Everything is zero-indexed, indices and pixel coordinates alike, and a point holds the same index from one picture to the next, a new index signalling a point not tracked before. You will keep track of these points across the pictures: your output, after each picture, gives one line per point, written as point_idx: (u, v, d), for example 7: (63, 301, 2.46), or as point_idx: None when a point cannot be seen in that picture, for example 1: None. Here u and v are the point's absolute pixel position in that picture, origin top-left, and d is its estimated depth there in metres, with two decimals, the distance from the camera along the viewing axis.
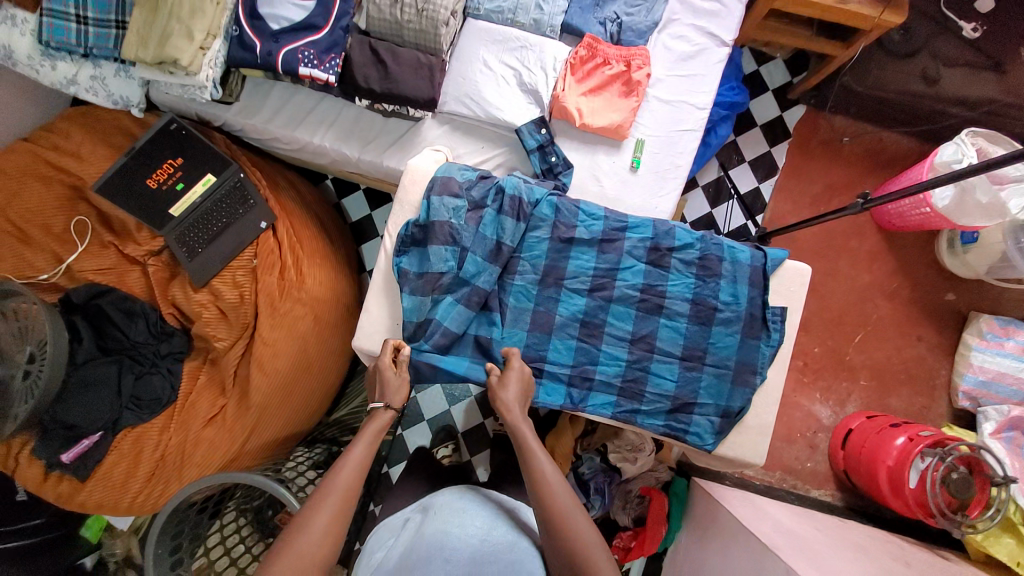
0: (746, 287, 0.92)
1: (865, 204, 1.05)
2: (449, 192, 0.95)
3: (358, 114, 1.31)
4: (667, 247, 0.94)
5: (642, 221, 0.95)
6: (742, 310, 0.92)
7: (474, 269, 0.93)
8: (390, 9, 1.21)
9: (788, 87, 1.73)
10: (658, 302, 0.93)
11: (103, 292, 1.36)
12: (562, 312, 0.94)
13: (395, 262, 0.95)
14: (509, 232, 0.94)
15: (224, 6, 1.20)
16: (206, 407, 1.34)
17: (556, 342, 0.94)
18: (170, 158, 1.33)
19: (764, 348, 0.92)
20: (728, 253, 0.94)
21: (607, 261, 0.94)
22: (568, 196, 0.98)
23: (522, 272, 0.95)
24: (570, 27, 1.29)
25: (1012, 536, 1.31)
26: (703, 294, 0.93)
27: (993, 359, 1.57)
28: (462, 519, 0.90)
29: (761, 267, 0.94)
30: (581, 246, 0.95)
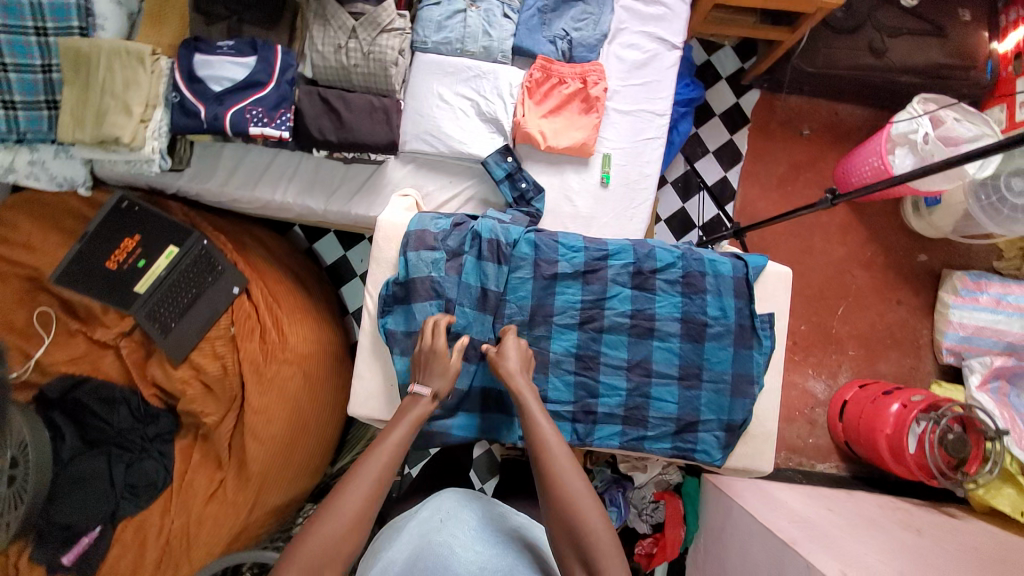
0: (732, 299, 0.93)
1: (835, 197, 1.06)
2: (425, 245, 0.93)
3: (318, 164, 1.27)
4: (650, 270, 0.94)
5: (622, 247, 0.94)
6: (731, 321, 0.93)
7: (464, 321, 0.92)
8: (335, 56, 1.17)
9: (741, 73, 1.75)
10: (648, 326, 0.93)
11: (77, 382, 1.31)
12: (555, 350, 0.93)
13: (381, 324, 0.93)
14: (493, 277, 0.93)
15: (159, 73, 1.15)
16: (204, 484, 1.29)
17: (554, 380, 0.93)
18: (127, 236, 1.28)
19: (756, 356, 0.93)
20: (710, 267, 0.94)
21: (593, 292, 0.93)
22: (544, 231, 0.97)
23: (510, 313, 0.93)
24: (522, 49, 1.27)
25: (1012, 486, 1.37)
26: (691, 311, 0.93)
27: (971, 314, 1.62)
28: (465, 540, 0.83)
29: (744, 276, 0.94)
30: (566, 280, 0.94)
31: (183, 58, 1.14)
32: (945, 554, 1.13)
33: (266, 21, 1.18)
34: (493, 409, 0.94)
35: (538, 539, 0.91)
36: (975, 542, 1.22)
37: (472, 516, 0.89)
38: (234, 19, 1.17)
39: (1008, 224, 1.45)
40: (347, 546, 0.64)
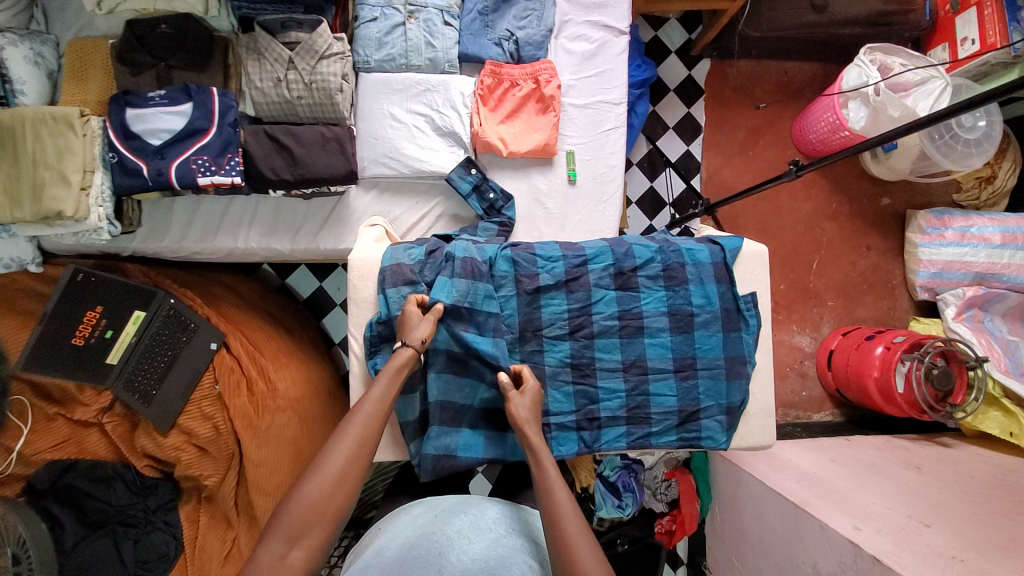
0: (714, 285, 0.95)
1: (800, 169, 1.07)
2: (401, 278, 0.91)
3: (277, 203, 1.23)
4: (630, 268, 0.95)
5: (601, 249, 0.95)
6: (717, 307, 0.94)
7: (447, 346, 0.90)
8: (275, 90, 1.12)
9: (689, 44, 1.75)
10: (637, 324, 0.94)
11: (69, 466, 1.25)
12: (550, 362, 0.93)
13: (371, 365, 0.91)
14: (470, 295, 0.90)
15: (93, 134, 1.08)
16: (217, 546, 1.26)
17: (554, 393, 0.93)
18: (89, 309, 1.21)
19: (745, 336, 0.94)
20: (689, 256, 0.95)
21: (579, 299, 0.94)
22: (521, 244, 0.97)
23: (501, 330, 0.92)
24: (468, 56, 1.24)
25: (997, 409, 1.43)
26: (677, 303, 0.94)
27: (939, 250, 1.67)
28: (461, 533, 0.86)
29: (723, 260, 0.96)
30: (549, 292, 0.94)
31: (115, 115, 1.08)
32: (947, 488, 1.17)
33: (197, 63, 1.11)
34: (495, 425, 0.95)
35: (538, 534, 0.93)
36: (971, 470, 1.27)
37: (474, 512, 0.93)
38: (161, 66, 1.10)
39: (962, 160, 1.53)
40: (338, 494, 0.70)
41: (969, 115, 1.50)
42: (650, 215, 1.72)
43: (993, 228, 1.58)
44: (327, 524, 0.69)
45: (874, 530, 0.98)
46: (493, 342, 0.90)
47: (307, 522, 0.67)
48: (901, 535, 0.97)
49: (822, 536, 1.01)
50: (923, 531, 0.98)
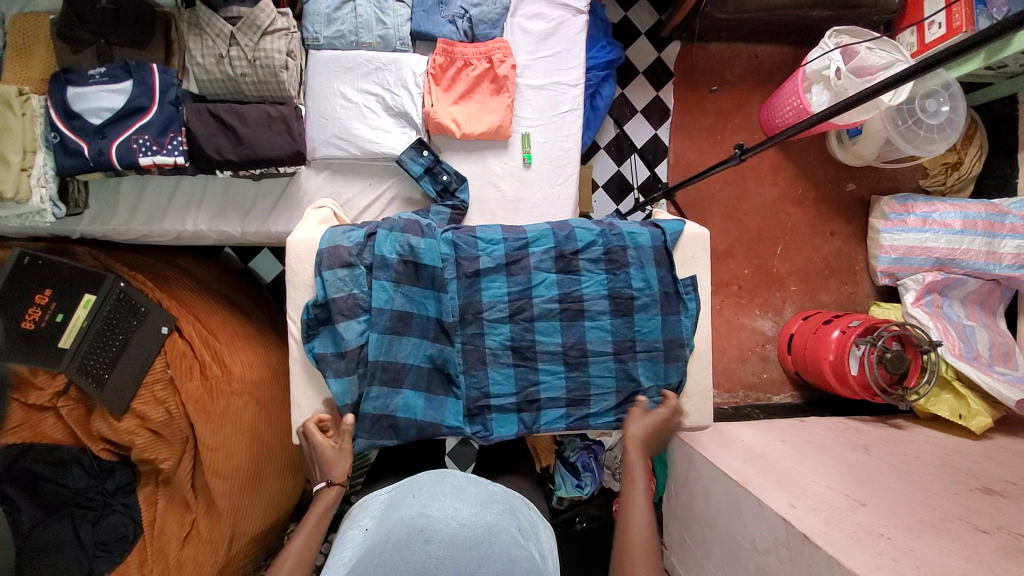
0: (654, 268, 0.96)
1: (743, 152, 1.05)
2: (339, 259, 0.91)
3: (226, 184, 1.21)
4: (571, 252, 0.96)
5: (541, 233, 0.96)
6: (655, 291, 0.96)
7: (383, 317, 0.91)
8: (218, 68, 1.10)
9: (659, 25, 1.72)
10: (578, 306, 0.95)
11: (23, 450, 1.22)
12: (489, 342, 0.94)
13: (309, 349, 0.91)
14: (411, 254, 0.93)
15: (32, 114, 1.04)
16: (175, 528, 1.27)
17: (495, 374, 0.94)
18: (38, 292, 1.19)
19: (684, 319, 0.97)
20: (630, 240, 0.97)
21: (520, 282, 0.94)
22: (463, 227, 0.97)
23: (447, 297, 0.93)
24: (421, 34, 1.22)
25: (949, 391, 1.45)
26: (618, 286, 0.96)
27: (901, 236, 1.68)
28: (443, 505, 0.83)
29: (663, 245, 0.98)
30: (490, 275, 0.94)
31: (56, 94, 1.04)
32: (889, 468, 1.20)
33: (137, 40, 1.08)
34: (436, 391, 0.94)
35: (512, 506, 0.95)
36: (917, 451, 1.30)
37: (451, 486, 0.90)
38: (101, 43, 1.06)
39: (926, 145, 1.52)
40: None
41: (933, 100, 1.50)
42: (616, 199, 1.72)
43: (954, 214, 1.58)
44: None
45: (809, 508, 1.00)
46: (439, 299, 0.93)
47: None
48: (834, 513, 0.99)
49: (760, 513, 1.04)
50: (857, 509, 1.00)
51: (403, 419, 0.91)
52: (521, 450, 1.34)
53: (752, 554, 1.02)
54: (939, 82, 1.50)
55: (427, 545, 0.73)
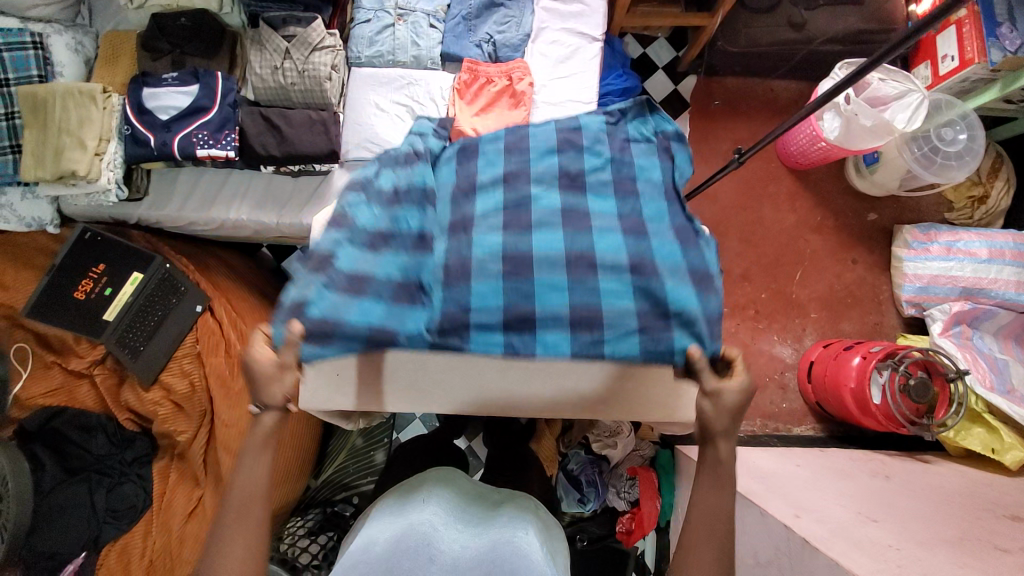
0: (665, 202, 0.91)
1: (739, 158, 1.17)
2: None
3: (268, 179, 1.35)
4: (577, 173, 0.93)
5: (547, 156, 0.93)
6: (671, 223, 0.90)
7: (356, 219, 0.86)
8: (273, 77, 1.26)
9: (676, 61, 1.82)
10: (582, 223, 0.90)
11: (57, 412, 1.33)
12: (478, 250, 0.88)
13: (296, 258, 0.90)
14: (405, 176, 0.90)
15: (112, 109, 1.21)
16: (183, 503, 1.31)
17: (480, 288, 0.87)
18: (92, 266, 1.32)
19: (705, 251, 0.89)
20: (640, 173, 0.93)
21: (518, 194, 0.91)
22: (465, 154, 0.95)
23: (432, 208, 0.90)
24: (450, 55, 1.36)
25: (981, 426, 1.36)
26: (627, 212, 0.91)
27: (924, 265, 1.64)
28: (448, 525, 0.89)
29: (674, 183, 0.93)
30: (487, 190, 0.92)
31: (133, 93, 1.21)
32: (910, 494, 1.12)
33: (207, 52, 1.26)
34: (402, 300, 0.87)
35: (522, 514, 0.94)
36: (942, 481, 1.22)
37: (457, 503, 0.95)
38: (177, 53, 1.24)
39: (944, 172, 1.52)
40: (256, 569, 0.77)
41: (949, 129, 1.52)
42: None
43: (979, 242, 1.55)
44: None
45: (814, 519, 0.95)
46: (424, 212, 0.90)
47: None
48: (841, 525, 0.93)
49: (762, 523, 0.99)
50: (867, 524, 0.94)
51: (353, 324, 0.83)
52: (523, 450, 1.33)
53: (751, 568, 0.96)
54: (955, 113, 1.53)
55: (429, 563, 0.78)
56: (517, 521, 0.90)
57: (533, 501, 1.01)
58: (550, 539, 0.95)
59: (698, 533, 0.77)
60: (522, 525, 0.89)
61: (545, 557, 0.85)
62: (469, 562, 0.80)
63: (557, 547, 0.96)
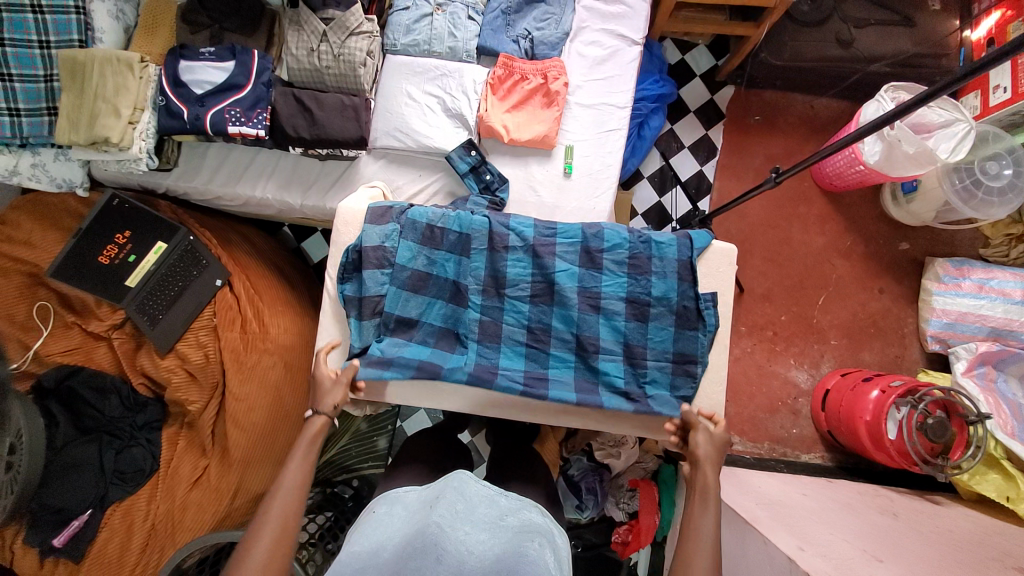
0: (675, 280, 1.02)
1: (777, 176, 1.13)
2: (381, 218, 1.05)
3: (295, 160, 1.35)
4: (596, 249, 1.04)
5: (571, 228, 1.05)
6: (674, 302, 1.02)
7: (404, 273, 1.03)
8: (308, 59, 1.25)
9: (715, 69, 1.78)
10: (595, 302, 1.03)
11: (73, 371, 1.36)
12: (508, 313, 1.04)
13: (340, 289, 1.04)
14: (441, 216, 1.06)
15: (148, 78, 1.22)
16: (189, 470, 1.34)
17: (507, 350, 1.04)
18: (119, 232, 1.34)
19: (701, 336, 1.02)
20: (656, 250, 1.03)
21: (544, 265, 1.03)
22: (500, 213, 1.08)
23: (466, 263, 1.04)
24: (485, 49, 1.34)
25: (997, 471, 1.32)
26: (636, 291, 1.03)
27: (954, 300, 1.60)
28: (457, 520, 0.87)
29: (688, 258, 1.03)
30: (517, 253, 1.04)
31: (169, 65, 1.22)
32: (918, 536, 1.09)
33: (244, 29, 1.25)
34: (444, 349, 1.05)
35: (532, 520, 0.92)
36: (952, 526, 1.18)
37: (465, 499, 0.92)
38: (215, 27, 1.24)
39: (984, 208, 1.47)
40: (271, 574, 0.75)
41: (994, 163, 1.45)
42: (654, 227, 1.73)
43: (1014, 283, 1.52)
44: None
45: (818, 554, 0.92)
46: (457, 263, 1.05)
47: None
48: (846, 562, 0.90)
49: (764, 551, 0.96)
50: (873, 563, 0.91)
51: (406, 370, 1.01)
52: (527, 452, 1.32)
53: None
54: (1002, 146, 1.46)
55: (438, 564, 0.78)
56: (526, 530, 0.88)
57: (542, 507, 0.97)
58: (560, 541, 0.93)
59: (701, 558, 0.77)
60: (530, 532, 0.88)
61: (557, 565, 0.84)
62: (474, 567, 0.79)
63: (566, 548, 0.94)
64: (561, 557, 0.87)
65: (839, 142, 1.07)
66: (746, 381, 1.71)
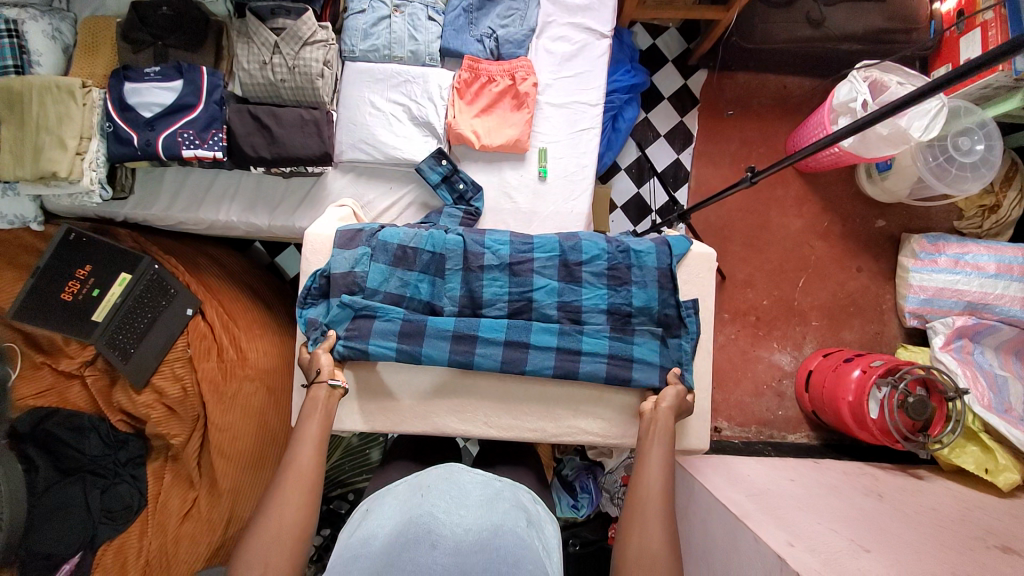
0: (656, 289, 1.03)
1: (753, 177, 1.12)
2: (351, 241, 1.03)
3: (258, 179, 1.29)
4: (575, 262, 1.03)
5: (548, 242, 1.04)
6: (655, 311, 1.03)
7: (374, 295, 1.01)
8: (261, 73, 1.19)
9: (687, 53, 1.74)
10: (576, 315, 1.03)
11: (49, 413, 1.31)
12: (484, 332, 1.00)
13: (303, 314, 1.03)
14: (413, 236, 1.04)
15: (92, 105, 1.15)
16: (178, 503, 1.32)
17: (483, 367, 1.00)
18: (78, 267, 1.28)
19: (684, 343, 1.04)
20: (636, 259, 1.04)
21: (522, 283, 1.02)
22: (474, 230, 1.06)
23: (441, 284, 1.03)
24: (450, 50, 1.29)
25: (975, 444, 1.36)
26: (618, 302, 1.03)
27: (930, 276, 1.62)
28: (450, 506, 0.83)
29: (668, 266, 1.04)
30: (492, 271, 1.03)
31: (114, 88, 1.14)
32: (902, 518, 1.12)
33: (191, 45, 1.19)
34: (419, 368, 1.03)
35: (522, 504, 0.91)
36: (934, 502, 1.22)
37: (459, 485, 0.90)
38: (159, 45, 1.17)
39: (958, 183, 1.47)
40: (294, 521, 0.78)
41: (966, 138, 1.46)
42: (634, 220, 1.72)
43: (988, 256, 1.53)
44: (289, 556, 0.76)
45: (807, 549, 0.93)
46: (432, 283, 1.03)
47: (268, 558, 0.75)
48: (834, 556, 0.91)
49: (755, 548, 0.97)
50: (860, 554, 0.93)
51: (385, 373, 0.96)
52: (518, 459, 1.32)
53: None
54: (973, 122, 1.47)
55: (433, 550, 0.74)
56: (517, 511, 0.87)
57: (543, 504, 0.98)
58: (550, 531, 0.92)
59: (654, 511, 0.82)
60: (521, 515, 0.86)
61: (547, 551, 0.83)
62: (470, 547, 0.75)
63: (555, 537, 0.93)
64: (550, 546, 0.86)
65: (820, 143, 1.04)
66: (731, 367, 1.73)
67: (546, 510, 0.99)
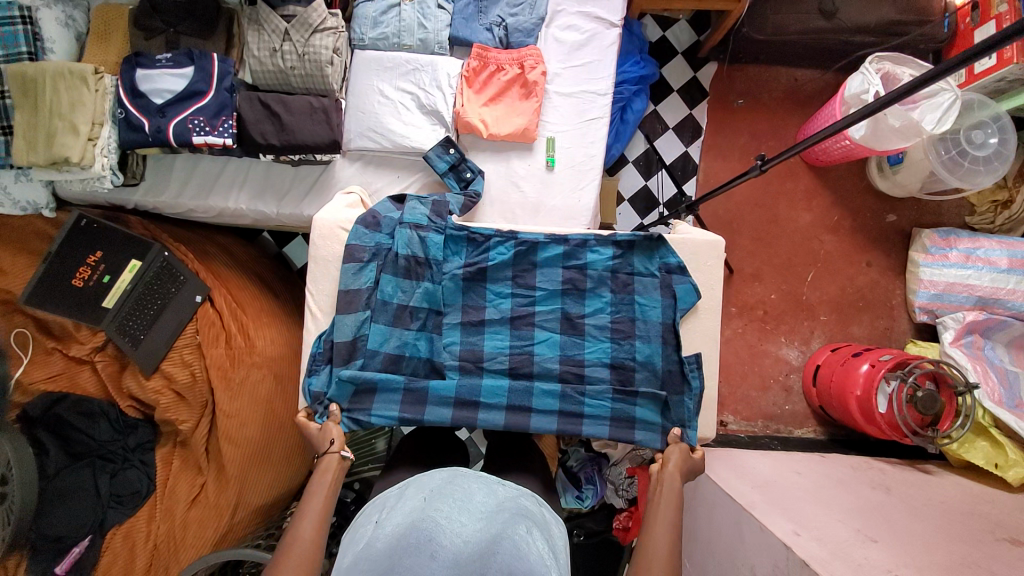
0: (660, 344, 1.05)
1: (763, 165, 1.11)
2: (350, 305, 1.05)
3: (268, 167, 1.30)
4: (577, 317, 1.07)
5: (549, 297, 1.08)
6: (658, 367, 1.04)
7: (376, 359, 1.04)
8: (271, 60, 1.19)
9: (697, 46, 1.73)
10: (578, 370, 1.05)
11: (60, 398, 1.34)
12: (486, 395, 1.03)
13: (308, 384, 1.04)
14: (411, 290, 1.08)
15: (104, 91, 1.16)
16: (186, 489, 1.33)
17: (488, 383, 1.04)
18: (90, 253, 1.29)
19: (687, 400, 1.04)
20: (640, 312, 1.06)
21: (522, 336, 1.07)
22: (472, 265, 1.08)
23: (438, 340, 1.07)
24: (458, 39, 1.29)
25: (985, 439, 1.35)
26: (620, 355, 1.06)
27: (941, 271, 1.61)
28: (451, 513, 0.83)
29: (672, 320, 1.06)
30: (494, 327, 1.08)
31: (126, 75, 1.15)
32: (909, 510, 1.11)
33: (202, 31, 1.19)
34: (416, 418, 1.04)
35: (526, 509, 0.91)
36: (943, 496, 1.21)
37: (461, 490, 0.90)
38: (171, 32, 1.18)
39: (970, 177, 1.46)
40: None
41: (980, 132, 1.44)
42: (642, 213, 1.71)
43: (1000, 252, 1.53)
44: None
45: (813, 539, 0.93)
46: (430, 340, 1.07)
47: None
48: (841, 546, 0.91)
49: (761, 538, 0.97)
50: (867, 545, 0.93)
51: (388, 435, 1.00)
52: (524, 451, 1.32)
53: None
54: (987, 115, 1.45)
55: (432, 561, 0.73)
56: (520, 518, 0.86)
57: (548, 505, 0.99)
58: (556, 532, 0.93)
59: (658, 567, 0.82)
60: (523, 522, 0.85)
61: (549, 554, 0.82)
62: (469, 558, 0.74)
63: (562, 538, 0.94)
64: (556, 549, 0.87)
65: (825, 130, 1.04)
66: (738, 361, 1.72)
67: (552, 512, 0.99)
